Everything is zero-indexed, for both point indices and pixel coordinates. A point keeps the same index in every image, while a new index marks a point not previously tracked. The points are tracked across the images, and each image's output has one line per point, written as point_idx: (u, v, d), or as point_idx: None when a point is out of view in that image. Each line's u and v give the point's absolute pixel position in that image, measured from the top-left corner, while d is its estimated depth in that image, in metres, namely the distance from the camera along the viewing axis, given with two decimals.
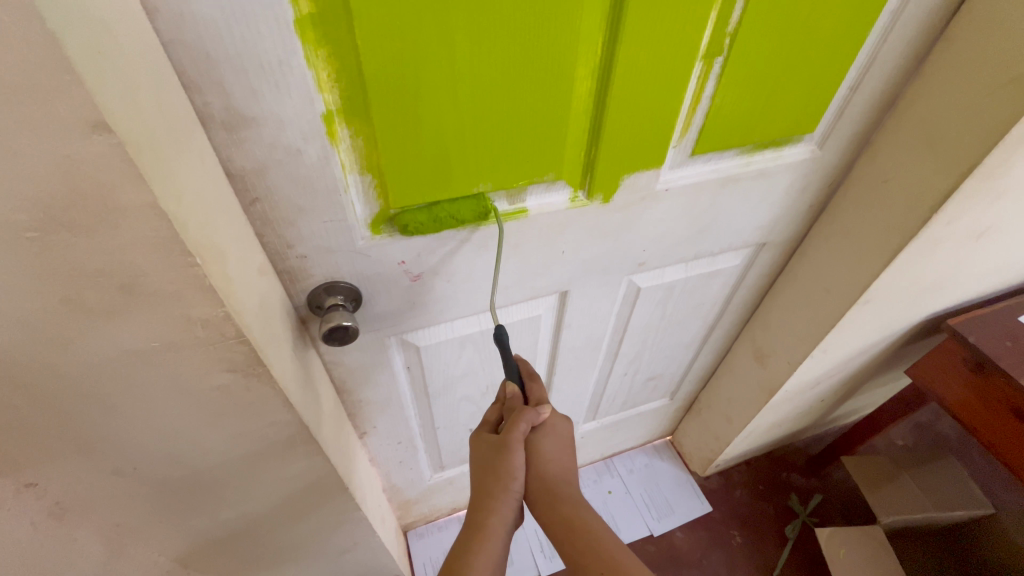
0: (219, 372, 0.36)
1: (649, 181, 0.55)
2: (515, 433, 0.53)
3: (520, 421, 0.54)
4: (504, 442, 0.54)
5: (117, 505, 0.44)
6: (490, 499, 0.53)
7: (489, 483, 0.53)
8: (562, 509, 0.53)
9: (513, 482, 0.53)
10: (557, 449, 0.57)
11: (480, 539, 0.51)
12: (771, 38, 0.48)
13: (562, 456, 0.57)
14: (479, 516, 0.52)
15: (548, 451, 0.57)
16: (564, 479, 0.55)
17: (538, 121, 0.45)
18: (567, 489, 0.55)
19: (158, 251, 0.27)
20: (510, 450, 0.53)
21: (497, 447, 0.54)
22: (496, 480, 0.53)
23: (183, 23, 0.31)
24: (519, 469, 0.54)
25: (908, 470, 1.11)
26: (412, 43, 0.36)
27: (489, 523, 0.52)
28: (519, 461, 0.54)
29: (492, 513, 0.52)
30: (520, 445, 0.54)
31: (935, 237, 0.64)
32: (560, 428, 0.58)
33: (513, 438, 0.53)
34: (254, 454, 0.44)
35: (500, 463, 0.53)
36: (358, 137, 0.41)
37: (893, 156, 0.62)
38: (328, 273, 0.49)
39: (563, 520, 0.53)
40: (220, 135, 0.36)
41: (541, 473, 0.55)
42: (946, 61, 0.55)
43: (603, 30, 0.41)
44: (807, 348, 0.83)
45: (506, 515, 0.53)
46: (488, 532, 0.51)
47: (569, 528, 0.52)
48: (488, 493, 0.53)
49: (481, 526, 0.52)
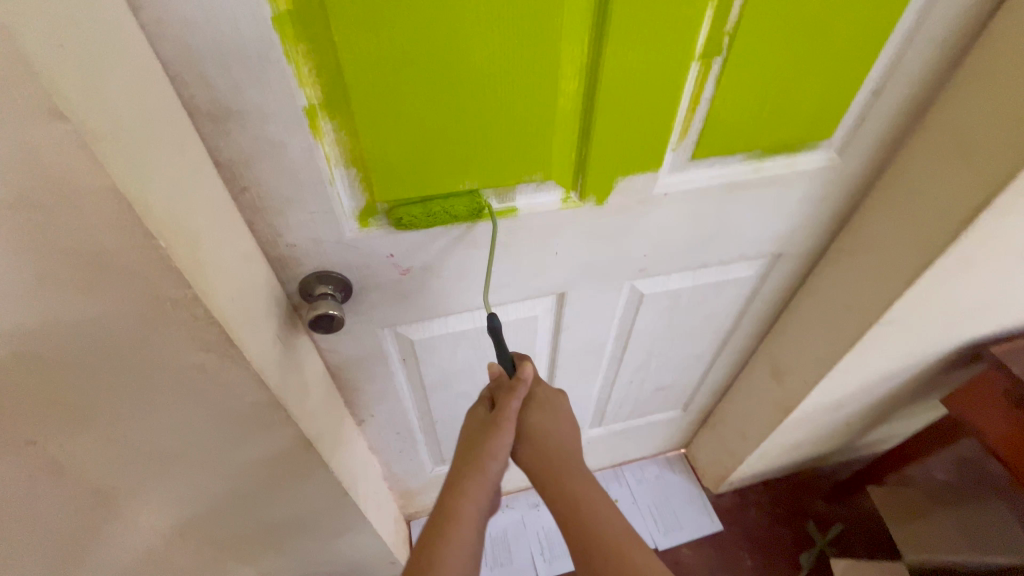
0: (194, 351, 0.38)
1: (646, 183, 0.54)
2: (506, 406, 0.54)
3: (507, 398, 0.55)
4: (494, 420, 0.54)
5: (111, 469, 0.47)
6: (467, 483, 0.52)
7: (470, 465, 0.53)
8: (567, 483, 0.53)
9: (496, 461, 0.53)
10: (555, 431, 0.56)
11: (452, 524, 0.50)
12: (776, 38, 0.45)
13: (559, 438, 0.56)
14: (452, 500, 0.51)
15: (541, 429, 0.56)
16: (568, 458, 0.55)
17: (523, 119, 0.44)
18: (561, 470, 0.54)
19: (122, 233, 0.29)
20: (499, 427, 0.54)
21: (486, 423, 0.55)
22: (478, 457, 0.53)
23: (166, 19, 0.32)
24: (504, 446, 0.54)
25: (942, 506, 1.03)
26: (390, 39, 0.37)
27: (462, 507, 0.51)
28: (505, 440, 0.54)
29: (466, 497, 0.51)
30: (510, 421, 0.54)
31: (967, 255, 0.59)
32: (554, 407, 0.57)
33: (503, 414, 0.54)
34: (236, 430, 0.47)
35: (484, 443, 0.53)
36: (340, 131, 0.42)
37: (923, 166, 0.58)
38: (319, 262, 0.51)
39: (562, 493, 0.53)
40: (207, 127, 0.38)
41: (536, 455, 0.55)
42: (983, 65, 0.50)
43: (589, 28, 0.41)
44: (824, 367, 0.78)
45: (479, 500, 0.52)
46: (460, 517, 0.51)
47: (570, 506, 0.52)
48: (465, 472, 0.52)
49: (454, 509, 0.51)
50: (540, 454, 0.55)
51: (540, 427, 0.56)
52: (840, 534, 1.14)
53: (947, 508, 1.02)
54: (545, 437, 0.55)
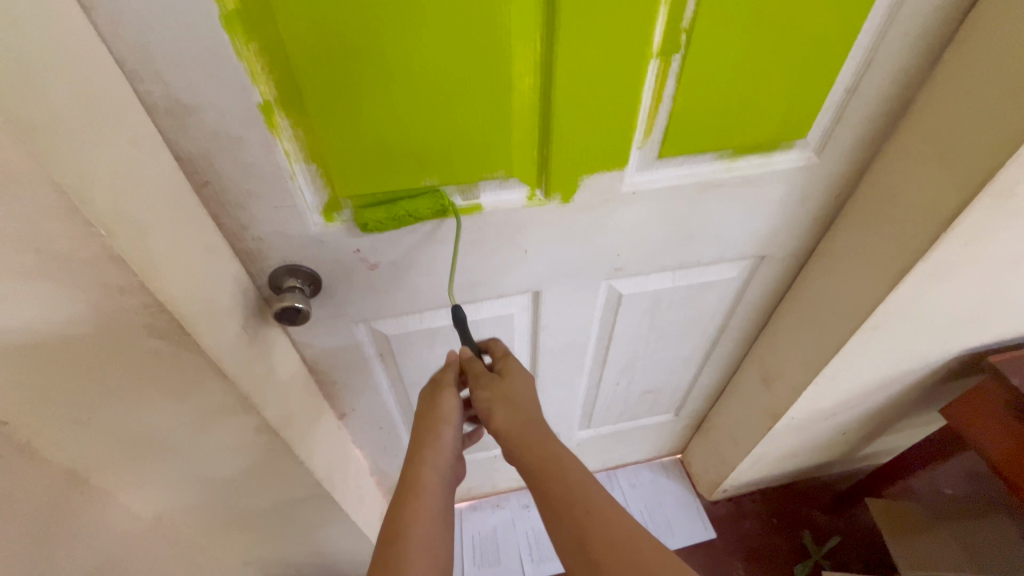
0: (148, 337, 0.39)
1: (612, 182, 0.54)
2: (445, 377, 0.57)
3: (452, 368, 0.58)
4: (437, 387, 0.57)
5: (83, 449, 0.49)
6: (424, 453, 0.53)
7: (421, 433, 0.54)
8: (532, 447, 0.50)
9: (445, 427, 0.54)
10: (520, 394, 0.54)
11: (412, 493, 0.50)
12: (736, 35, 0.45)
13: (517, 403, 0.53)
14: (410, 470, 0.52)
15: (510, 389, 0.54)
16: (532, 423, 0.52)
17: (479, 115, 0.45)
18: (522, 434, 0.51)
19: (63, 221, 0.31)
20: (443, 393, 0.56)
21: (430, 397, 0.56)
22: (431, 427, 0.54)
23: (117, 18, 0.34)
24: (451, 413, 0.55)
25: (945, 520, 0.99)
26: (337, 37, 0.38)
27: (421, 477, 0.51)
28: (451, 405, 0.55)
29: (424, 467, 0.52)
30: (451, 389, 0.56)
31: (948, 260, 0.58)
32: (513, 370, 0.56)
33: (444, 381, 0.56)
34: (200, 415, 0.49)
35: (432, 411, 0.55)
36: (297, 128, 0.43)
37: (904, 167, 0.56)
38: (286, 256, 0.52)
39: (530, 457, 0.50)
40: (165, 122, 0.39)
41: (511, 419, 0.52)
42: (960, 63, 0.49)
43: (539, 25, 0.41)
44: (810, 373, 0.76)
45: (439, 468, 0.52)
46: (420, 485, 0.51)
47: (541, 467, 0.49)
48: (422, 443, 0.53)
49: (415, 479, 0.51)
50: (511, 422, 0.52)
51: (507, 390, 0.54)
52: (835, 546, 1.13)
53: (949, 523, 0.99)
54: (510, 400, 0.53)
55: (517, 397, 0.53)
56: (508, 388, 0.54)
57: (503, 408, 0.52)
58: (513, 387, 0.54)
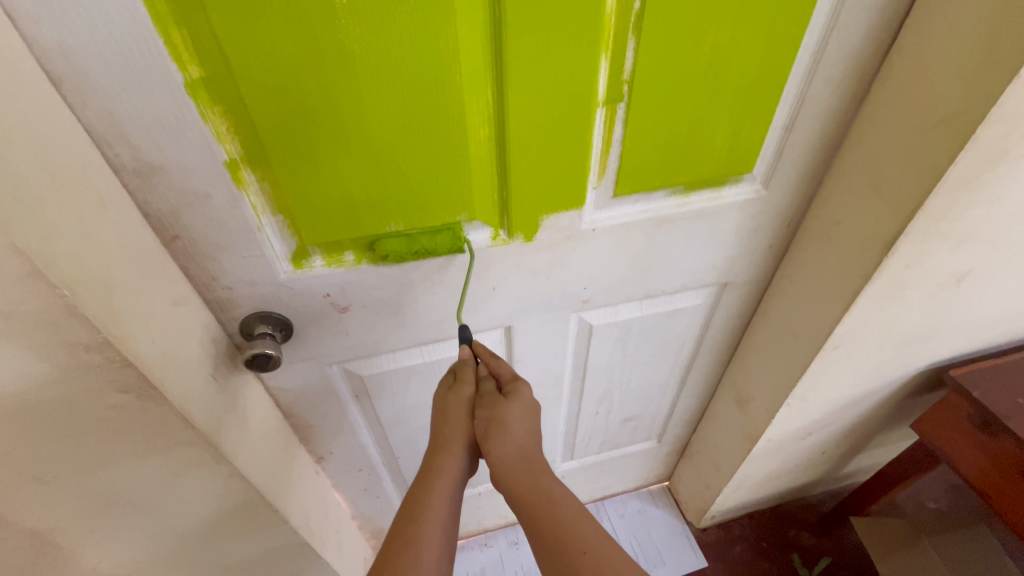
0: (114, 393, 0.40)
1: (572, 221, 0.57)
2: (465, 371, 0.56)
3: (472, 365, 0.57)
4: (457, 379, 0.56)
5: (45, 509, 0.48)
6: (446, 438, 0.53)
7: (440, 421, 0.54)
8: (525, 480, 0.50)
9: (462, 422, 0.53)
10: (518, 422, 0.52)
11: (435, 478, 0.51)
12: (675, 82, 0.48)
13: (512, 432, 0.52)
14: (435, 451, 0.53)
15: (509, 415, 0.52)
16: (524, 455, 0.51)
17: (438, 164, 0.47)
18: (516, 466, 0.51)
19: (27, 285, 0.32)
20: (462, 388, 0.54)
21: (449, 389, 0.55)
22: (447, 419, 0.54)
23: (85, 89, 0.36)
24: (466, 411, 0.54)
25: (929, 535, 0.96)
26: (297, 97, 0.40)
27: (442, 464, 0.52)
28: (468, 402, 0.54)
29: (446, 454, 0.52)
30: (469, 384, 0.55)
31: (895, 281, 0.61)
32: (523, 394, 0.54)
33: (465, 375, 0.55)
34: (169, 468, 0.49)
35: (450, 401, 0.54)
36: (263, 182, 0.45)
37: (844, 196, 0.60)
38: (257, 303, 0.53)
39: (522, 488, 0.50)
40: (133, 181, 0.41)
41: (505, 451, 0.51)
42: (881, 102, 0.53)
43: (490, 81, 0.44)
44: (782, 394, 0.78)
45: (459, 456, 0.53)
46: (441, 470, 0.52)
47: (534, 506, 0.49)
48: (441, 432, 0.54)
49: (436, 465, 0.52)
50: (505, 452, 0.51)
51: (505, 414, 0.51)
52: (825, 568, 1.12)
53: (932, 535, 0.96)
54: (506, 426, 0.51)
55: (513, 427, 0.52)
56: (508, 414, 0.52)
57: (496, 436, 0.51)
58: (512, 414, 0.52)
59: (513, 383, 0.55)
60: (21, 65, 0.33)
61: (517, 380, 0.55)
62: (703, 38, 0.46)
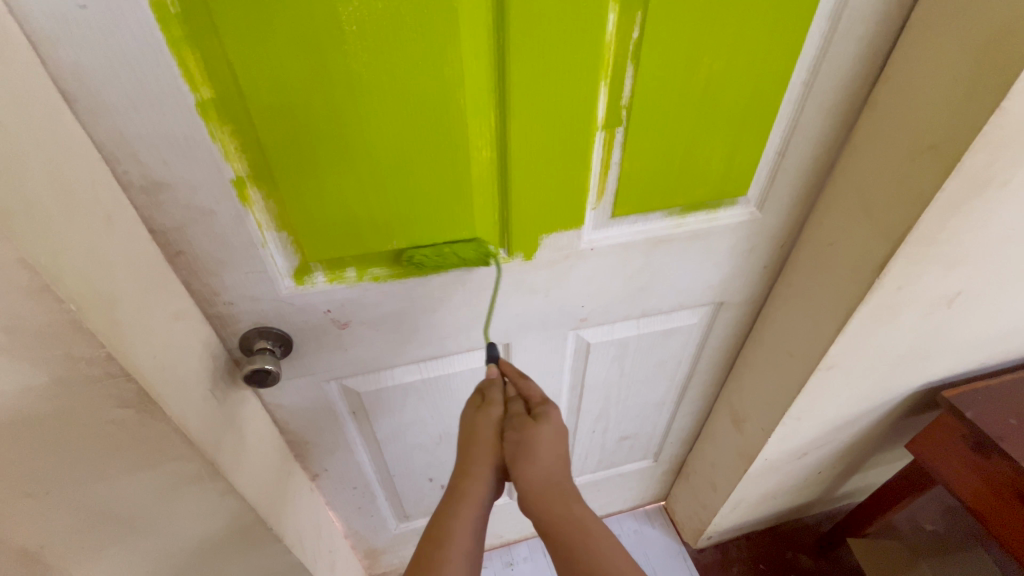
0: (114, 408, 0.40)
1: (571, 240, 0.57)
2: (493, 393, 0.56)
3: (498, 386, 0.57)
4: (485, 401, 0.56)
5: (34, 525, 0.47)
6: (471, 460, 0.53)
7: (467, 442, 0.54)
8: (552, 505, 0.50)
9: (490, 444, 0.53)
10: (546, 445, 0.52)
11: (460, 501, 0.51)
12: (671, 108, 0.50)
13: (541, 456, 0.51)
14: (460, 473, 0.53)
15: (539, 437, 0.52)
16: (552, 481, 0.51)
17: (440, 184, 0.48)
18: (543, 491, 0.51)
19: (34, 299, 0.32)
20: (490, 409, 0.55)
21: (476, 410, 0.56)
22: (474, 440, 0.53)
23: (97, 108, 0.37)
24: (493, 433, 0.54)
25: (927, 560, 0.96)
26: (304, 117, 0.41)
27: (467, 487, 0.51)
28: (496, 423, 0.54)
29: (472, 477, 0.52)
30: (497, 406, 0.55)
31: (885, 302, 0.62)
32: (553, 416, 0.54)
33: (493, 397, 0.56)
34: (164, 484, 0.48)
35: (477, 423, 0.54)
36: (268, 200, 0.46)
37: (836, 219, 0.61)
38: (257, 319, 0.53)
39: (550, 515, 0.50)
40: (140, 198, 0.42)
41: (534, 476, 0.51)
42: (871, 129, 0.55)
43: (492, 105, 0.46)
44: (777, 413, 0.79)
45: (485, 480, 0.52)
46: (466, 493, 0.51)
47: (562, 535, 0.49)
48: (468, 453, 0.53)
49: (462, 488, 0.51)
50: (534, 476, 0.51)
51: (535, 436, 0.52)
52: None
53: (930, 559, 0.96)
54: (535, 448, 0.51)
55: (542, 451, 0.52)
56: (538, 438, 0.52)
57: (524, 459, 0.51)
58: (542, 438, 0.52)
59: (541, 404, 0.55)
60: (35, 84, 0.34)
61: (545, 402, 0.55)
62: (698, 68, 0.48)
